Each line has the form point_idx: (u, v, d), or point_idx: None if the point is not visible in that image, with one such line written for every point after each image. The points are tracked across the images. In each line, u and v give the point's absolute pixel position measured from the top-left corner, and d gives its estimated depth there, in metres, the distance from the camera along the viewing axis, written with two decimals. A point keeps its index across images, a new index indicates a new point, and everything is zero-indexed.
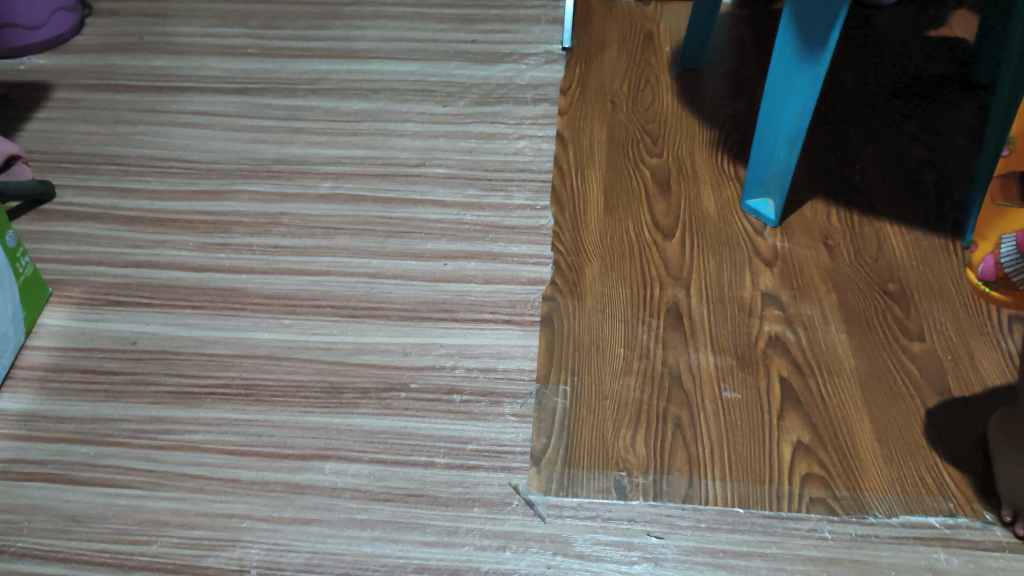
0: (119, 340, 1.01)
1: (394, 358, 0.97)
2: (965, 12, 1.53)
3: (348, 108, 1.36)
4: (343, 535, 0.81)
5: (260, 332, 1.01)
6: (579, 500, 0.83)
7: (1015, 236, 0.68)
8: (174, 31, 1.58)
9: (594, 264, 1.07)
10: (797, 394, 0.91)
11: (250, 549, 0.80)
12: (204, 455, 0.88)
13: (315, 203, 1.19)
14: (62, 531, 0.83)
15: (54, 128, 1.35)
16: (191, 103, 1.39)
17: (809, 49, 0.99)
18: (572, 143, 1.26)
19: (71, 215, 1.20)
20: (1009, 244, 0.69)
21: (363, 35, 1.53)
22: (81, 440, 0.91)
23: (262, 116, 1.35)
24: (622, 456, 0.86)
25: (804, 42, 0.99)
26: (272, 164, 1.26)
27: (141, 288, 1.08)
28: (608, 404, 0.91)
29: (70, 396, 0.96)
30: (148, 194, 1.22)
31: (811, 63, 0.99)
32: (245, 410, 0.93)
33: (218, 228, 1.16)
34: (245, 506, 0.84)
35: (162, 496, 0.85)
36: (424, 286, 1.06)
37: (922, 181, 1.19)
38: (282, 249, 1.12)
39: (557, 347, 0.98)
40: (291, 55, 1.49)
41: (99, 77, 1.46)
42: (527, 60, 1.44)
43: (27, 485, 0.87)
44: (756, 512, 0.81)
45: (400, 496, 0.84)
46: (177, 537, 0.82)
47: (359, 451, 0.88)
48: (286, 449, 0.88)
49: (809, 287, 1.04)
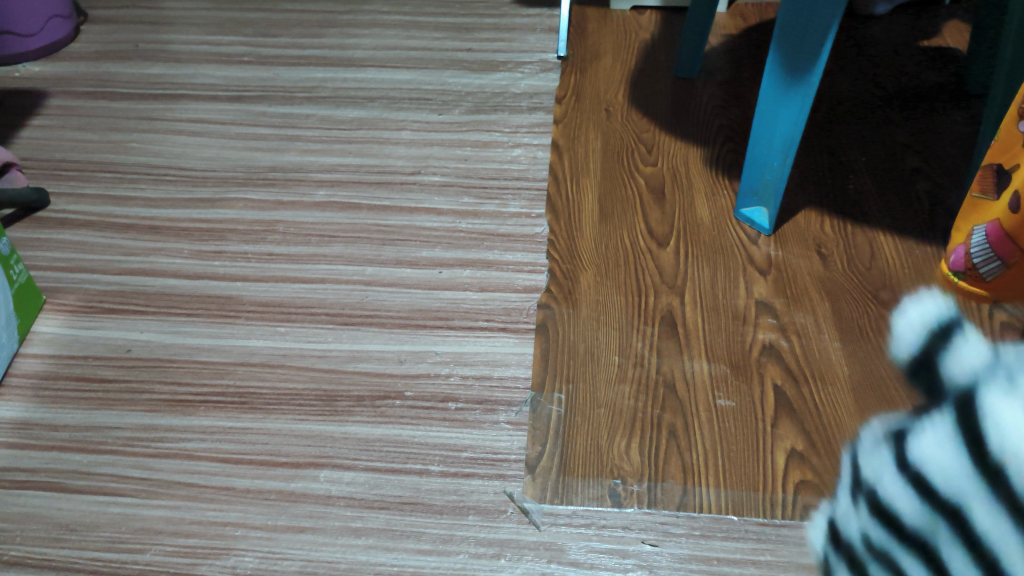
0: (114, 348, 1.01)
1: (389, 366, 0.97)
2: (957, 23, 1.54)
3: (343, 116, 1.37)
4: (337, 543, 0.81)
5: (255, 340, 1.01)
6: (574, 508, 0.83)
7: (986, 228, 0.86)
8: (169, 39, 1.58)
9: (589, 273, 1.08)
10: (791, 402, 0.92)
11: (244, 558, 0.80)
12: (198, 463, 0.88)
13: (310, 211, 1.19)
14: (56, 539, 0.82)
15: (49, 136, 1.35)
16: (187, 111, 1.39)
17: (812, 45, 0.98)
18: (567, 152, 1.27)
19: (65, 222, 1.19)
20: (982, 235, 0.86)
21: (359, 43, 1.54)
22: (74, 448, 0.90)
23: (257, 124, 1.36)
24: (616, 464, 0.86)
25: (806, 38, 0.98)
26: (267, 172, 1.26)
27: (136, 295, 1.08)
28: (603, 412, 0.91)
29: (64, 403, 0.95)
30: (143, 202, 1.22)
31: (814, 60, 0.98)
32: (240, 418, 0.92)
33: (214, 236, 1.16)
34: (239, 514, 0.83)
35: (157, 504, 0.85)
36: (420, 294, 1.06)
37: (913, 190, 1.20)
38: (277, 257, 1.12)
39: (552, 354, 0.98)
40: (286, 63, 1.50)
41: (95, 84, 1.46)
42: (522, 68, 1.45)
43: (21, 494, 0.87)
44: (750, 520, 0.81)
45: (395, 504, 0.84)
46: (171, 546, 0.81)
47: (355, 459, 0.88)
48: (280, 457, 0.88)
49: (802, 296, 1.04)
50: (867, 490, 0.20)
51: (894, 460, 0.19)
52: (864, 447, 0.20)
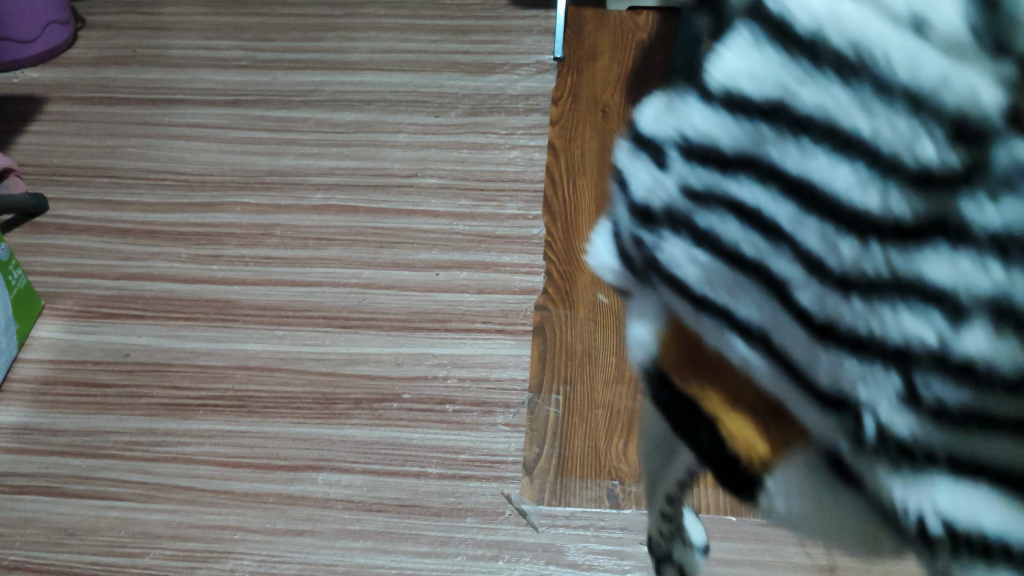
0: (112, 352, 1.02)
1: (386, 368, 0.97)
2: None
3: (341, 119, 1.37)
4: (335, 546, 0.81)
5: (252, 343, 1.01)
6: (572, 509, 0.83)
7: None
8: (167, 44, 1.59)
9: (586, 273, 1.06)
10: None
11: (243, 561, 0.80)
12: (196, 467, 0.88)
13: (307, 214, 1.19)
14: (55, 544, 0.83)
15: (48, 141, 1.35)
16: (184, 115, 1.40)
17: None
18: (564, 153, 1.25)
19: (64, 228, 1.20)
20: None
21: (356, 46, 1.54)
22: (73, 453, 0.91)
23: (255, 128, 1.36)
24: (614, 465, 0.85)
25: None
26: (265, 175, 1.26)
27: (134, 300, 1.08)
28: (601, 412, 0.90)
29: (62, 408, 0.95)
30: (141, 207, 1.22)
31: None
32: (238, 422, 0.93)
33: (211, 240, 1.16)
34: (238, 518, 0.84)
35: (155, 508, 0.85)
36: (417, 296, 1.06)
37: None
38: (275, 261, 1.13)
39: (549, 355, 0.97)
40: (284, 67, 1.50)
41: (93, 90, 1.47)
42: (519, 70, 1.45)
43: (21, 499, 0.87)
44: (750, 521, 0.80)
45: (392, 507, 0.84)
46: (170, 549, 0.81)
47: (352, 462, 0.88)
48: (278, 460, 0.88)
49: None
50: (686, 202, 0.30)
51: (695, 163, 0.29)
52: (684, 131, 0.29)
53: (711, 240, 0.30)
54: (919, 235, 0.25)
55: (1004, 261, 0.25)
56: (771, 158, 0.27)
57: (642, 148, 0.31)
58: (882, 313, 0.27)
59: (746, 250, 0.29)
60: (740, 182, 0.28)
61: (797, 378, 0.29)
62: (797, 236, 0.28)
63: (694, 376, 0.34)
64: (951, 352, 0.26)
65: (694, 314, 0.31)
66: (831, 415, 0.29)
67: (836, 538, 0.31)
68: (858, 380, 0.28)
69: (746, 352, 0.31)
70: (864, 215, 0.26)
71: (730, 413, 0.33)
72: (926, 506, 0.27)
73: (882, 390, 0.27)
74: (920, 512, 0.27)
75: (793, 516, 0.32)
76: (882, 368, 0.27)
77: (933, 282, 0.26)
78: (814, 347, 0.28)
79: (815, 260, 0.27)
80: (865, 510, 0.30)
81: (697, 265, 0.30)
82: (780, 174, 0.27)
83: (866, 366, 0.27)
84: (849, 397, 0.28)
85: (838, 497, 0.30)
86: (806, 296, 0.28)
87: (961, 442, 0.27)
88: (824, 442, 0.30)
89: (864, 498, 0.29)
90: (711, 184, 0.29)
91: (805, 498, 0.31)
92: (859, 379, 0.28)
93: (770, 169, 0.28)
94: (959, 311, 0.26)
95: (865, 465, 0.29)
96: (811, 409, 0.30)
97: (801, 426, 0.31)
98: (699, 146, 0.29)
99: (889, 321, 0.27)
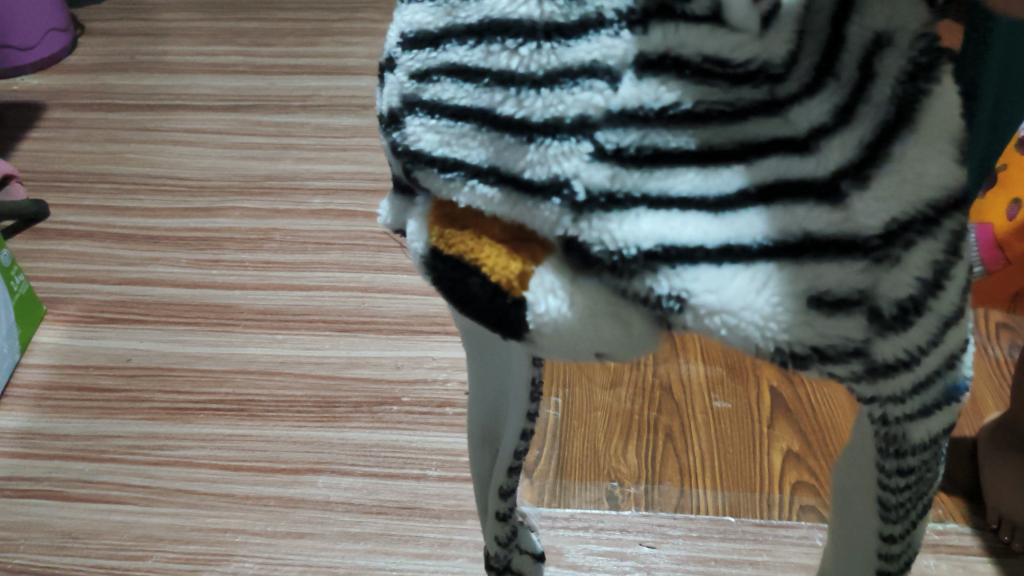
0: (113, 357, 1.02)
1: (386, 371, 0.98)
2: None
3: (338, 123, 1.38)
4: (337, 548, 0.81)
5: (252, 347, 1.02)
6: (572, 511, 0.83)
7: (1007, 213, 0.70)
8: (165, 50, 1.59)
9: None
10: (787, 403, 0.92)
11: (245, 563, 0.80)
12: (198, 470, 0.89)
13: (306, 219, 1.20)
14: (58, 547, 0.83)
15: (48, 148, 1.36)
16: (183, 121, 1.40)
17: None
18: None
19: (65, 234, 1.20)
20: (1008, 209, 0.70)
21: (352, 51, 1.55)
22: (76, 457, 0.91)
23: (253, 133, 1.37)
24: (614, 467, 0.87)
25: None
26: (264, 180, 1.27)
27: (135, 305, 1.09)
28: (600, 415, 0.92)
29: (64, 413, 0.96)
30: (141, 212, 1.23)
31: None
32: (239, 425, 0.93)
33: (211, 245, 1.17)
34: (239, 521, 0.84)
35: (158, 511, 0.85)
36: (416, 300, 1.07)
37: None
38: (274, 265, 1.13)
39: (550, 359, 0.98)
40: (281, 72, 1.51)
41: (92, 96, 1.48)
42: None
43: (24, 503, 0.87)
44: (747, 520, 0.81)
45: (393, 509, 0.84)
46: (172, 552, 0.82)
47: (352, 465, 0.88)
48: (279, 463, 0.89)
49: None
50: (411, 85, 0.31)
51: (415, 48, 0.31)
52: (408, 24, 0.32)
53: (439, 102, 0.30)
54: (579, 28, 0.27)
55: (642, 24, 0.26)
56: (461, 19, 0.29)
57: (389, 69, 0.34)
58: (564, 98, 0.27)
59: (465, 98, 0.30)
60: (447, 48, 0.30)
61: (510, 186, 0.29)
62: (492, 63, 0.28)
63: (454, 228, 0.32)
64: (627, 108, 0.27)
65: (437, 177, 0.31)
66: (550, 202, 0.29)
67: (606, 340, 0.30)
68: (554, 157, 0.28)
69: (483, 195, 0.30)
70: (530, 21, 0.27)
71: (486, 247, 0.31)
72: (645, 235, 0.28)
73: (579, 160, 0.28)
74: (622, 247, 0.28)
75: (560, 335, 0.30)
76: (576, 140, 0.28)
77: (587, 60, 0.27)
78: (525, 152, 0.29)
79: (507, 77, 0.28)
80: (604, 283, 0.30)
81: (431, 127, 0.31)
82: (471, 28, 0.29)
83: (563, 146, 0.28)
84: (556, 176, 0.28)
85: (582, 284, 0.30)
86: (508, 110, 0.28)
87: (652, 182, 0.28)
88: (555, 233, 0.29)
89: (602, 268, 0.29)
90: (426, 59, 0.31)
91: (559, 297, 0.30)
92: (554, 157, 0.28)
93: (464, 29, 0.29)
94: (621, 73, 0.27)
95: (584, 230, 0.28)
96: (533, 208, 0.29)
97: (542, 236, 0.30)
98: (413, 34, 0.31)
99: (569, 100, 0.27)
